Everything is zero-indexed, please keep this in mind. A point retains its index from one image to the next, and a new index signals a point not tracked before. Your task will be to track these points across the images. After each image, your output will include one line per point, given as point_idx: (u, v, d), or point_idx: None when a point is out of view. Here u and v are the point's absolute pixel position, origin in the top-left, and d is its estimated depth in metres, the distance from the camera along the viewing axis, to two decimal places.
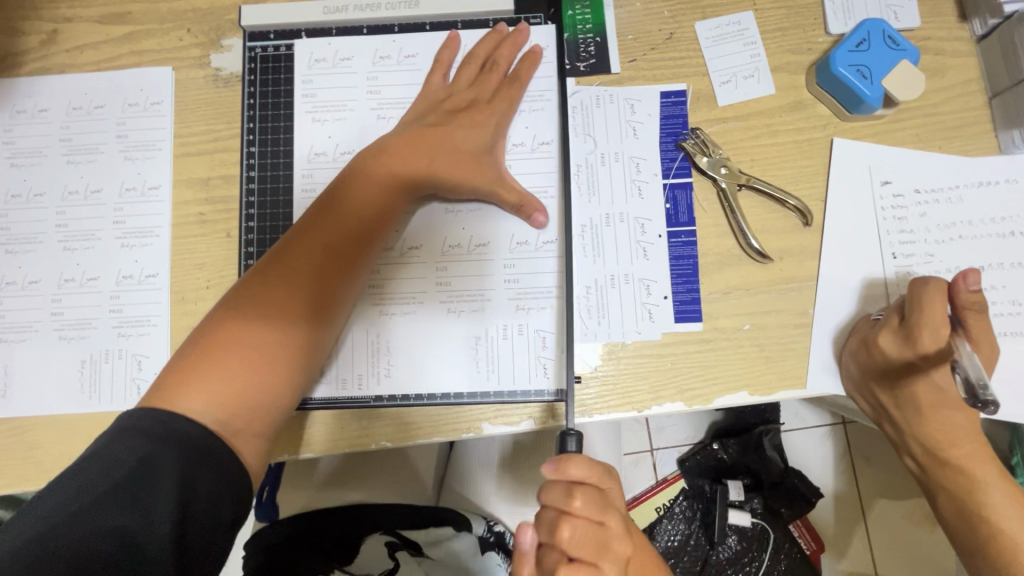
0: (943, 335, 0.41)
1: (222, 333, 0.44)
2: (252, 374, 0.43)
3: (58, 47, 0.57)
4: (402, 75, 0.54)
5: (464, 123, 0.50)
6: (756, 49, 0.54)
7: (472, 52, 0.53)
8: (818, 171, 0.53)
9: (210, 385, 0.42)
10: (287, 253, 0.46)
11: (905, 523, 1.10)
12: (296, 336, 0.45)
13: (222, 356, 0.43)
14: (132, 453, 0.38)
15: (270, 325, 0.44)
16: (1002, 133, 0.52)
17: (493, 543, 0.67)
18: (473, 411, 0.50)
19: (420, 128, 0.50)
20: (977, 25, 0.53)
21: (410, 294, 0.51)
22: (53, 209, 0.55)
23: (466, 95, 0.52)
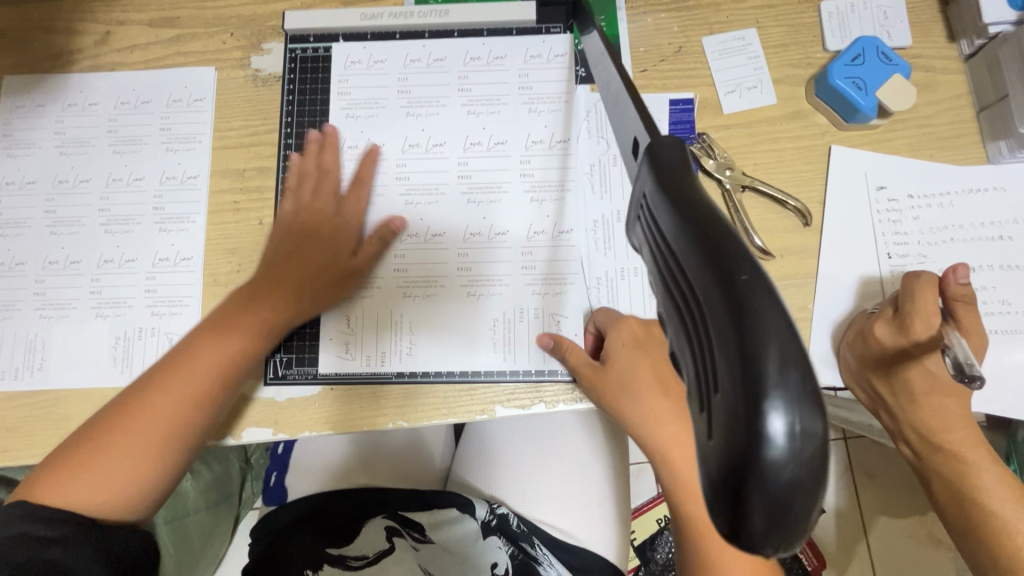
0: (934, 322, 0.44)
1: (125, 412, 0.45)
2: (137, 466, 0.45)
3: (111, 47, 0.62)
4: (431, 79, 0.58)
5: (328, 240, 0.53)
6: (759, 63, 0.58)
7: (357, 176, 0.56)
8: (816, 175, 0.56)
9: (89, 482, 0.44)
10: (193, 342, 0.48)
11: (906, 541, 1.10)
12: (198, 417, 0.47)
13: (107, 449, 0.44)
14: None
15: (167, 413, 0.46)
16: (990, 144, 0.55)
17: (494, 526, 0.66)
18: (489, 394, 0.53)
19: (295, 236, 0.53)
20: (965, 45, 0.57)
21: (425, 291, 0.54)
22: (97, 195, 0.59)
23: (321, 215, 0.54)
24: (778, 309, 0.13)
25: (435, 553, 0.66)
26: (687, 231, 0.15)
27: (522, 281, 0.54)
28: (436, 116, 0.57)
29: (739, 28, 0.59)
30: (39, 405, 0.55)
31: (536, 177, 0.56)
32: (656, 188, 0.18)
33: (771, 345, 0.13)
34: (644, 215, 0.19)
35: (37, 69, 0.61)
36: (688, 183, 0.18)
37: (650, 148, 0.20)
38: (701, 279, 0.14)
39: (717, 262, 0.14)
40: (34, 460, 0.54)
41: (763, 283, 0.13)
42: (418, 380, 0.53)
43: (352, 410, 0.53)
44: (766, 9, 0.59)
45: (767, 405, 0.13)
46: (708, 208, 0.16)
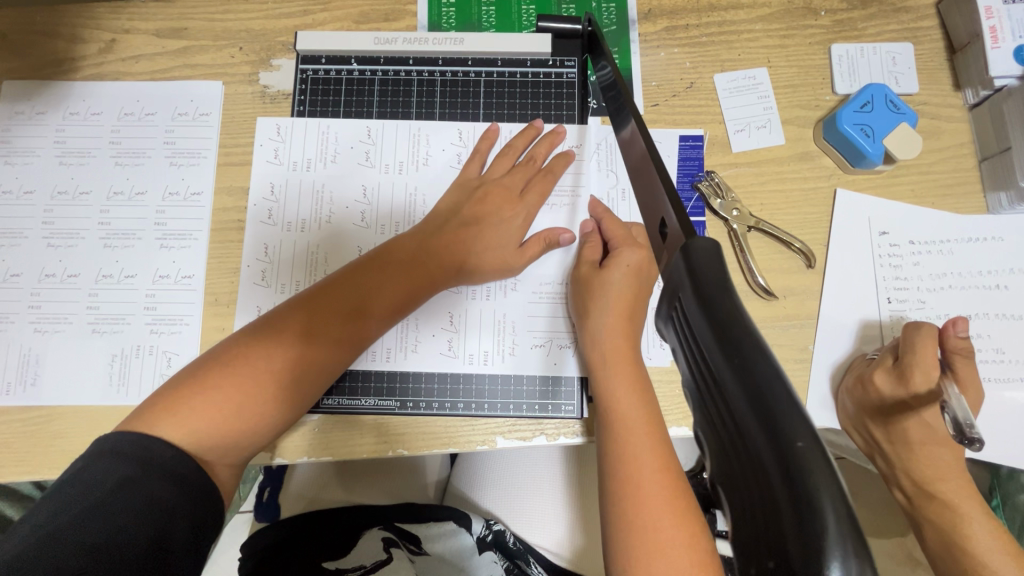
0: (933, 375, 0.45)
1: (242, 354, 0.45)
2: (245, 411, 0.44)
3: (116, 56, 0.60)
4: (399, 131, 0.57)
5: (494, 219, 0.53)
6: (769, 102, 0.59)
7: (511, 144, 0.56)
8: (821, 218, 0.57)
9: (197, 416, 0.42)
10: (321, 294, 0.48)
11: (888, 564, 1.12)
12: (316, 368, 0.47)
13: (213, 383, 0.44)
14: (109, 477, 0.38)
15: (294, 359, 0.46)
16: (990, 195, 0.57)
17: (491, 542, 0.68)
18: (488, 436, 0.53)
19: (453, 221, 0.53)
20: (970, 95, 0.58)
21: (433, 322, 0.54)
22: (98, 208, 0.58)
23: (499, 184, 0.54)
24: (830, 471, 0.15)
25: (432, 564, 0.65)
26: (739, 376, 0.17)
27: (526, 325, 0.54)
28: (420, 166, 0.57)
29: (751, 66, 0.60)
30: (31, 422, 0.54)
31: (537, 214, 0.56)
32: (695, 300, 0.20)
33: (832, 515, 0.14)
34: (683, 323, 0.21)
35: (39, 75, 0.60)
36: (725, 295, 0.20)
37: (687, 253, 0.22)
38: (753, 428, 0.16)
39: (770, 420, 0.16)
40: (23, 479, 0.53)
41: (818, 453, 0.15)
42: (420, 413, 0.53)
43: (353, 436, 0.52)
44: (777, 49, 0.60)
45: (828, 563, 0.14)
46: (755, 344, 0.18)
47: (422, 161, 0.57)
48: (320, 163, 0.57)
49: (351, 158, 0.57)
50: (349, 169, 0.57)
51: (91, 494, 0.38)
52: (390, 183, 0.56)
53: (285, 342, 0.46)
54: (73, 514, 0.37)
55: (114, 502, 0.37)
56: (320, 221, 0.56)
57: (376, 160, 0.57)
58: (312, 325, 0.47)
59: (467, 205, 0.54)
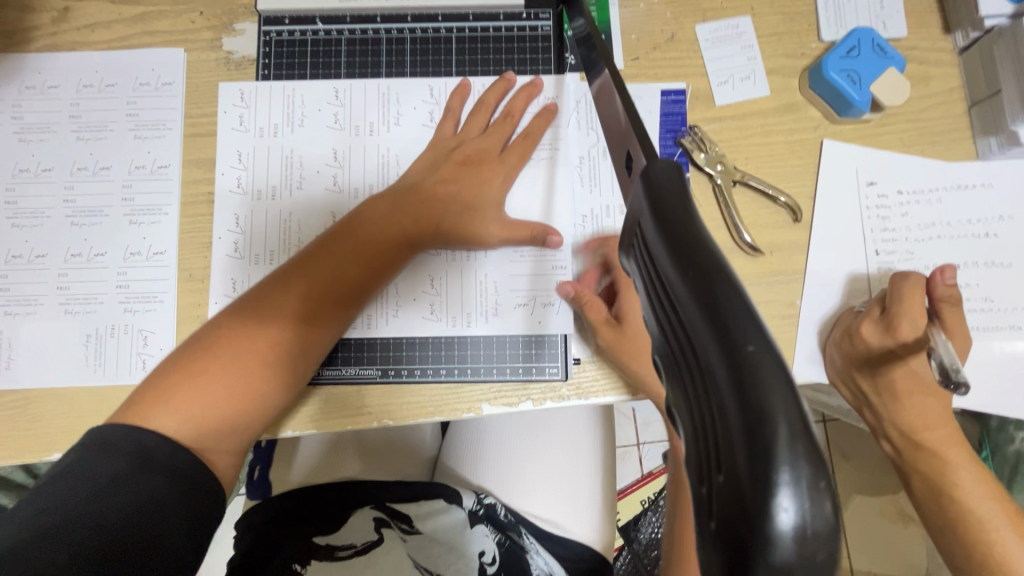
0: (921, 324, 0.45)
1: (225, 335, 0.44)
2: (238, 394, 0.43)
3: (70, 25, 0.58)
4: (369, 92, 0.55)
5: (472, 179, 0.52)
6: (753, 52, 0.57)
7: (481, 100, 0.54)
8: (808, 170, 0.55)
9: (189, 403, 0.41)
10: (302, 269, 0.47)
11: (880, 519, 1.15)
12: (307, 345, 0.46)
13: (203, 368, 0.43)
14: (105, 472, 0.37)
15: (285, 338, 0.45)
16: (980, 140, 0.55)
17: (482, 516, 0.68)
18: (472, 404, 0.52)
19: (431, 182, 0.52)
20: (960, 37, 0.56)
21: (414, 286, 0.53)
22: (62, 185, 0.56)
23: (476, 145, 0.53)
24: (784, 376, 0.14)
25: (424, 543, 0.65)
26: (695, 297, 0.16)
27: (507, 285, 0.53)
28: (393, 127, 0.55)
29: (734, 15, 0.57)
30: (8, 406, 0.53)
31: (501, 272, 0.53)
32: (655, 227, 0.19)
33: (784, 430, 0.14)
34: (642, 253, 0.19)
35: None
36: (686, 214, 0.18)
37: (648, 174, 0.20)
38: (707, 345, 0.15)
39: (725, 333, 0.15)
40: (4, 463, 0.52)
41: (767, 353, 0.15)
42: (403, 381, 0.52)
43: (337, 409, 0.51)
44: None
45: (778, 490, 0.14)
46: (723, 271, 0.16)
47: (393, 122, 0.55)
48: (288, 128, 0.55)
49: (320, 121, 0.55)
50: (318, 134, 0.55)
51: (87, 489, 0.36)
52: (361, 147, 0.55)
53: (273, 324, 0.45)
54: (65, 510, 0.35)
55: (112, 494, 0.36)
56: (290, 188, 0.55)
57: (345, 123, 0.55)
58: (302, 301, 0.46)
59: (446, 166, 0.53)
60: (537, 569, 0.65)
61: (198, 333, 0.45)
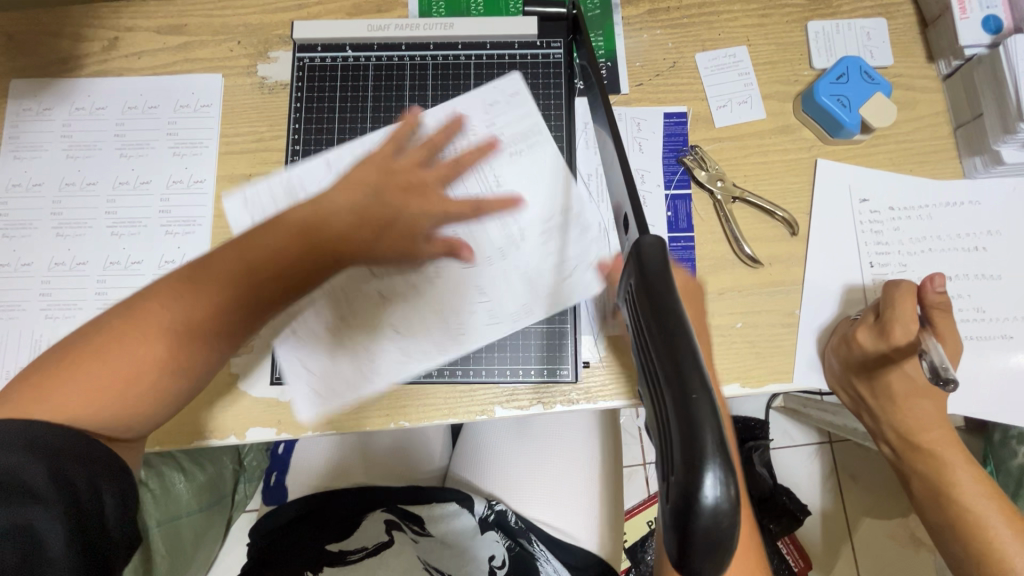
0: (912, 329, 0.47)
1: (129, 320, 0.42)
2: (123, 394, 0.41)
3: (118, 53, 0.63)
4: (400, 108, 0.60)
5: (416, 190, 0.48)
6: (749, 79, 0.61)
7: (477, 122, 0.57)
8: (804, 188, 0.59)
9: (70, 397, 0.40)
10: (209, 265, 0.43)
11: (891, 543, 1.14)
12: (204, 351, 0.44)
13: (92, 363, 0.41)
14: (22, 466, 0.35)
15: (189, 337, 0.43)
16: (966, 160, 0.58)
17: (492, 521, 0.70)
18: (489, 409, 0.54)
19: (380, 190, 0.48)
20: (942, 65, 0.60)
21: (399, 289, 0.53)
22: (104, 198, 0.60)
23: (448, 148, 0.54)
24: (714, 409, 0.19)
25: (434, 546, 0.68)
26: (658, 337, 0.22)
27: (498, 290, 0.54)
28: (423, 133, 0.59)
29: (731, 45, 0.62)
30: None
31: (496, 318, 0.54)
32: (644, 291, 0.24)
33: (707, 428, 0.19)
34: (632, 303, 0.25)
35: (45, 73, 0.62)
36: (666, 289, 0.23)
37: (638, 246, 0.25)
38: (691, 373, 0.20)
39: (678, 372, 0.20)
40: None
41: (705, 395, 0.20)
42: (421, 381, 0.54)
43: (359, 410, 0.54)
44: (756, 28, 0.62)
45: (707, 475, 0.18)
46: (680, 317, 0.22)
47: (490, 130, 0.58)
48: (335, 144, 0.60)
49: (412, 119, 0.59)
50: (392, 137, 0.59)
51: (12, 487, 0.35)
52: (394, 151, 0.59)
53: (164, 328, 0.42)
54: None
55: (38, 488, 0.35)
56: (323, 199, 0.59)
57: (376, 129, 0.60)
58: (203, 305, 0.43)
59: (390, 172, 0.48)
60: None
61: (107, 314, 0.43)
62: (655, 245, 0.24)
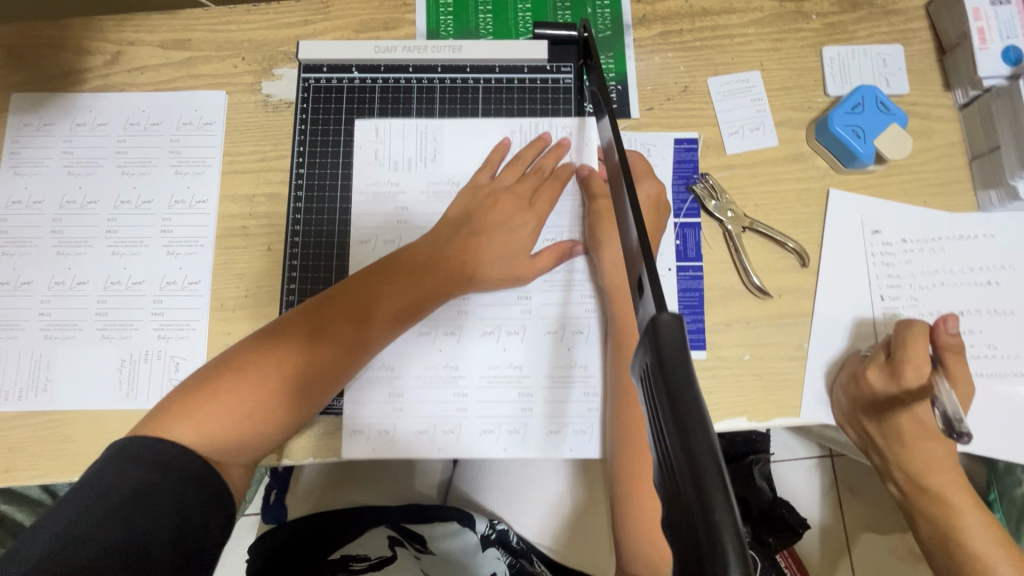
0: (925, 371, 0.46)
1: (244, 363, 0.47)
2: (252, 414, 0.46)
3: (120, 67, 0.62)
4: (406, 119, 0.59)
5: (500, 226, 0.55)
6: (762, 105, 0.60)
7: (518, 153, 0.58)
8: (815, 218, 0.58)
9: (205, 416, 0.44)
10: (317, 309, 0.50)
11: (891, 558, 1.13)
12: (324, 369, 0.49)
13: (229, 385, 0.46)
14: (129, 480, 0.40)
15: (311, 360, 0.48)
16: (981, 193, 0.58)
17: (494, 540, 0.71)
18: (501, 446, 0.54)
19: (464, 233, 0.55)
20: (960, 94, 0.59)
21: (447, 327, 0.55)
22: (105, 216, 0.59)
23: (509, 181, 0.57)
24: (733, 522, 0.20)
25: (437, 562, 0.68)
26: (676, 438, 0.21)
27: (534, 322, 0.56)
28: (432, 146, 0.58)
29: (744, 69, 0.61)
30: (42, 427, 0.55)
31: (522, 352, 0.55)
32: (662, 381, 0.23)
33: (726, 546, 0.19)
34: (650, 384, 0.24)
35: (46, 86, 0.61)
36: (685, 380, 0.22)
37: (652, 323, 0.23)
38: (710, 486, 0.20)
39: (696, 484, 0.20)
40: (36, 482, 0.54)
41: (725, 508, 0.20)
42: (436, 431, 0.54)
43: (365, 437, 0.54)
44: (770, 52, 0.61)
45: None
46: (698, 412, 0.22)
47: (430, 159, 0.58)
48: (342, 166, 0.59)
49: (363, 177, 0.58)
50: (356, 197, 0.58)
51: (113, 495, 0.39)
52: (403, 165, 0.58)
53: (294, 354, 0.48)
54: (105, 530, 0.38)
55: (143, 498, 0.40)
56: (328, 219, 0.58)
57: (383, 139, 0.59)
58: (323, 331, 0.49)
59: (478, 211, 0.56)
60: None
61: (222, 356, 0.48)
62: (674, 323, 0.23)
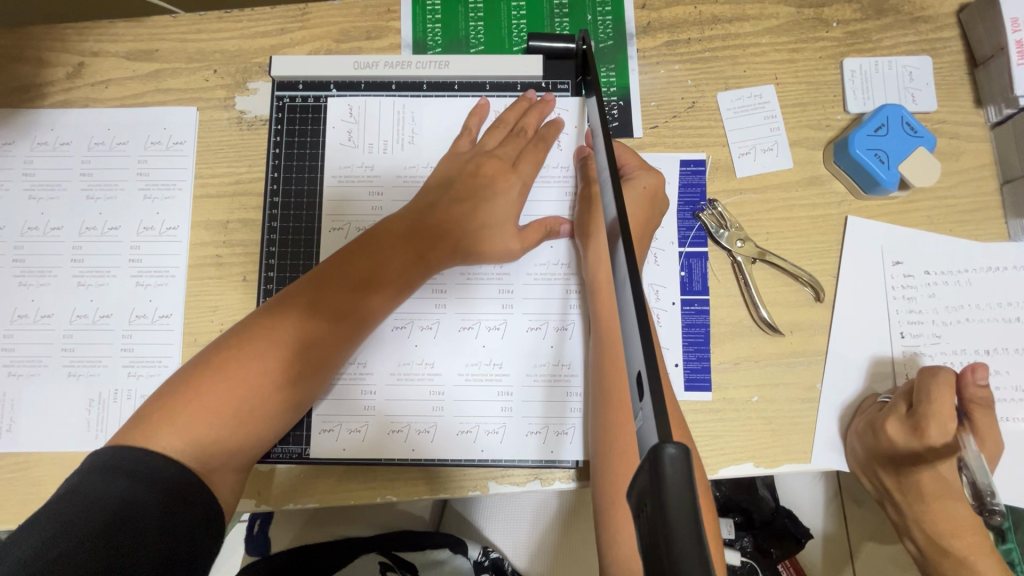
0: (950, 429, 0.43)
1: (226, 358, 0.43)
2: (241, 414, 0.42)
3: (84, 81, 0.57)
4: (381, 114, 0.55)
5: (487, 194, 0.49)
6: (776, 123, 0.55)
7: (501, 118, 0.52)
8: (831, 247, 0.54)
9: (189, 421, 0.40)
10: (301, 291, 0.45)
11: (897, 569, 1.05)
12: (317, 356, 0.45)
13: (224, 372, 0.42)
14: (114, 495, 0.36)
15: (300, 345, 0.44)
16: (1012, 220, 0.53)
17: (487, 567, 0.70)
18: (478, 447, 0.48)
19: (444, 200, 0.49)
20: (992, 112, 0.54)
21: (426, 321, 0.49)
22: (70, 244, 0.55)
23: (493, 154, 0.51)
24: None
25: None
26: None
27: (517, 316, 0.49)
28: (411, 146, 0.54)
29: (757, 84, 0.56)
30: (6, 471, 0.52)
31: (509, 359, 0.49)
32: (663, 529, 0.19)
33: None
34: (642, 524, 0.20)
35: (5, 102, 0.57)
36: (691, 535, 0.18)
37: (656, 456, 0.19)
38: None
39: None
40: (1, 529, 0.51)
41: None
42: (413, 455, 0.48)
43: (344, 483, 0.48)
44: (785, 64, 0.56)
45: None
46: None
47: (407, 141, 0.54)
48: (321, 191, 0.54)
49: (335, 160, 0.54)
50: (327, 194, 0.54)
51: (93, 513, 0.35)
52: (380, 166, 0.54)
53: (292, 329, 0.44)
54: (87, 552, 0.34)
55: (128, 517, 0.36)
56: (302, 243, 0.54)
57: (358, 140, 0.55)
58: (320, 301, 0.45)
59: (460, 179, 0.50)
60: None
61: (204, 353, 0.44)
62: (680, 460, 0.19)
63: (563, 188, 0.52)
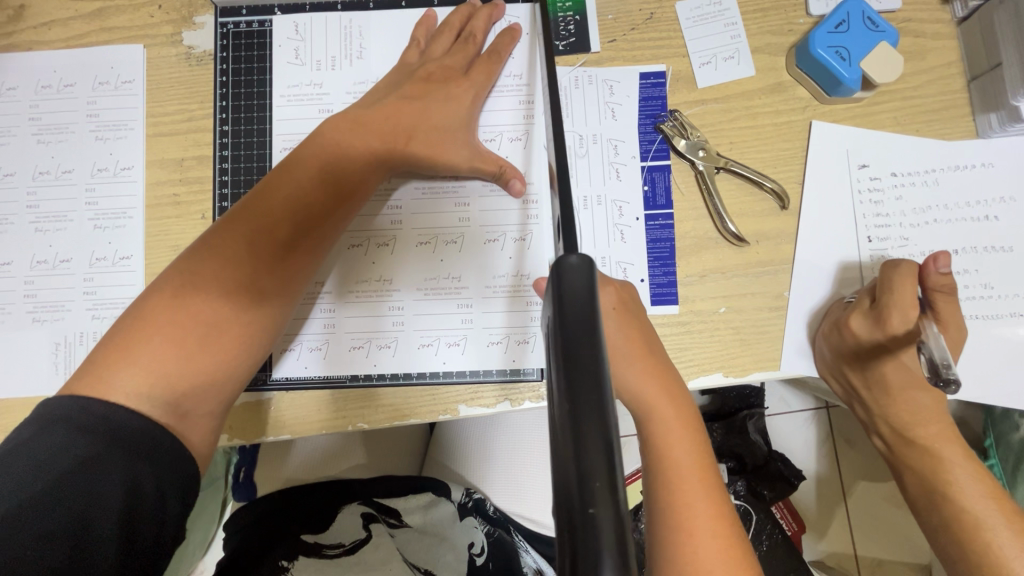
0: (912, 317, 0.43)
1: (182, 290, 0.42)
2: (209, 341, 0.42)
3: (26, 23, 0.56)
4: (328, 34, 0.53)
5: (435, 101, 0.48)
6: (737, 29, 0.54)
7: (446, 22, 0.52)
8: (796, 154, 0.53)
9: (155, 356, 0.40)
10: (250, 213, 0.44)
11: (885, 504, 1.07)
12: (279, 274, 0.44)
13: (187, 303, 0.42)
14: (68, 452, 0.36)
15: (260, 266, 0.43)
16: (980, 117, 0.52)
17: (470, 508, 0.68)
18: (440, 360, 0.48)
19: (387, 105, 0.47)
20: (958, 7, 0.53)
21: (383, 237, 0.49)
22: (24, 190, 0.54)
23: (440, 63, 0.50)
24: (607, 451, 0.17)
25: (414, 536, 0.66)
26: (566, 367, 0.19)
27: (474, 229, 0.49)
28: (359, 65, 0.53)
29: None
30: None
31: (470, 274, 0.48)
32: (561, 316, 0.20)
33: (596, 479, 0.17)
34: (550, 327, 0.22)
35: None
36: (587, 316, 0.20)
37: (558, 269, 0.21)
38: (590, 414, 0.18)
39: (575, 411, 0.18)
40: None
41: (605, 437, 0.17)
42: (378, 380, 0.48)
43: (310, 412, 0.48)
44: None
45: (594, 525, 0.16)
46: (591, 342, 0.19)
47: (355, 56, 0.53)
48: (272, 120, 0.54)
49: (283, 79, 0.54)
50: (277, 120, 0.53)
51: (49, 471, 0.35)
52: (328, 87, 0.53)
53: (254, 256, 0.43)
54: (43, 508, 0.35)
55: (82, 471, 0.36)
56: (256, 170, 0.53)
57: (306, 58, 0.53)
58: (276, 222, 0.44)
59: (406, 86, 0.49)
60: (527, 566, 0.66)
61: (156, 289, 0.43)
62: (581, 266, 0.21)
63: (517, 96, 0.51)
